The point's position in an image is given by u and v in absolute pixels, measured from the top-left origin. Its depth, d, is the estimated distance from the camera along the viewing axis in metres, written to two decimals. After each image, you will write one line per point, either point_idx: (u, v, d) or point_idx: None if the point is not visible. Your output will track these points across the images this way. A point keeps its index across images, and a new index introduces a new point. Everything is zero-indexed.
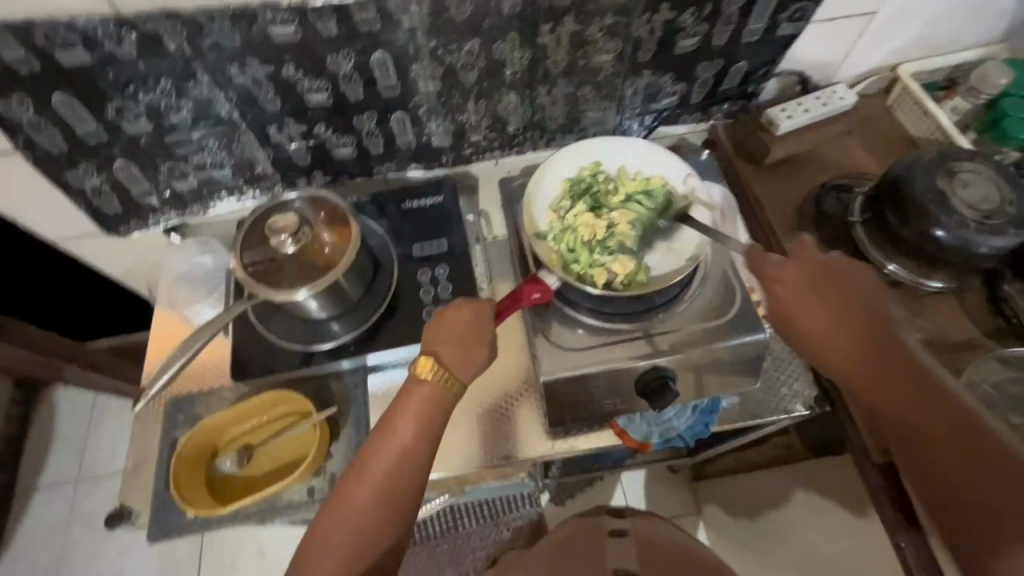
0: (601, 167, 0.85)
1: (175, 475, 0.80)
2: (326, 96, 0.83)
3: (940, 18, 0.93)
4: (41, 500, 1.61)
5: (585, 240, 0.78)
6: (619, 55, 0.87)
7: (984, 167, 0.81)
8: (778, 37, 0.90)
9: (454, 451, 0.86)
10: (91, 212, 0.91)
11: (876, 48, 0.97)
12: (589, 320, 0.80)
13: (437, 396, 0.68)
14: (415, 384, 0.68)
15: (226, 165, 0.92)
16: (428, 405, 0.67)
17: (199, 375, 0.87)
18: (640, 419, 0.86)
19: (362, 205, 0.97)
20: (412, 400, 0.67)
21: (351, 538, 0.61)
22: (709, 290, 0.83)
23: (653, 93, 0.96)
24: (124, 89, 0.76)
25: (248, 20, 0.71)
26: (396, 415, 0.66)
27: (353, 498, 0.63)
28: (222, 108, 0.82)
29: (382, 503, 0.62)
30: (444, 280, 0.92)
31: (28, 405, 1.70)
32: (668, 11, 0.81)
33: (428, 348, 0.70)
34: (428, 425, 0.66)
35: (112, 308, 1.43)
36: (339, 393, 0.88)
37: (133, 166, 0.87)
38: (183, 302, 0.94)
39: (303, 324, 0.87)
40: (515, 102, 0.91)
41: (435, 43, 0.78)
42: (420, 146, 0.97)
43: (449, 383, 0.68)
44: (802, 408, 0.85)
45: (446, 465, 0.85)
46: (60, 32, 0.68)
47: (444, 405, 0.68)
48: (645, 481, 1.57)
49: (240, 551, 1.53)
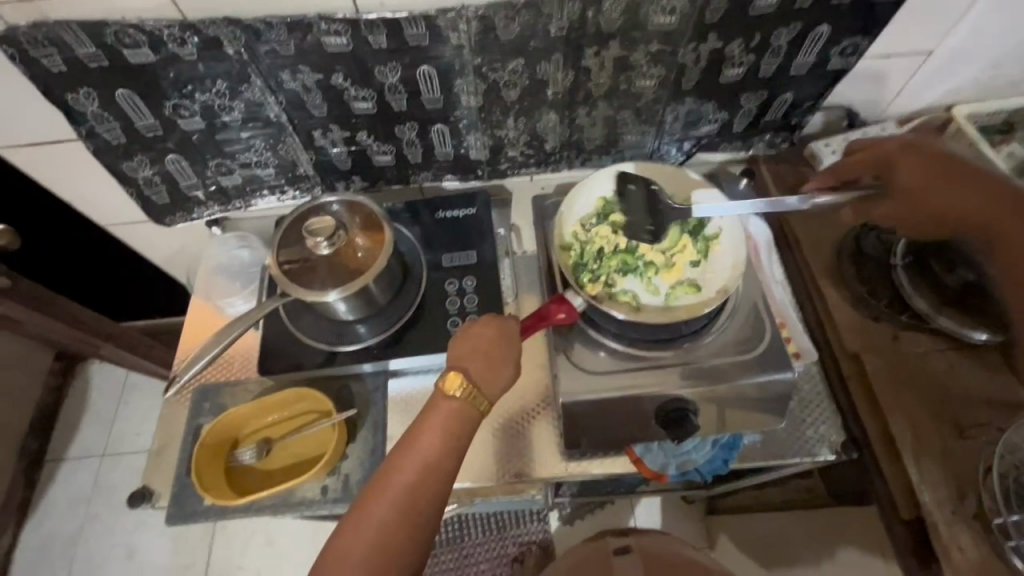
0: (636, 192, 0.85)
1: (197, 461, 0.82)
2: (371, 105, 0.86)
3: (1001, 61, 0.90)
4: (70, 470, 1.67)
5: (615, 267, 0.80)
6: (662, 81, 0.87)
7: None
8: (827, 72, 0.88)
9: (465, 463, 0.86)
10: (141, 201, 0.95)
11: (929, 87, 0.94)
12: (612, 343, 0.80)
13: (463, 412, 0.68)
14: (441, 399, 0.68)
15: (271, 165, 0.95)
16: (453, 420, 0.67)
17: (226, 367, 0.91)
18: (658, 449, 0.84)
19: (397, 212, 0.99)
20: (438, 414, 0.67)
21: (375, 551, 0.61)
22: (738, 323, 0.81)
23: (694, 120, 0.95)
24: (183, 88, 0.80)
25: (303, 29, 0.74)
26: (421, 428, 0.67)
27: (374, 510, 0.63)
28: (272, 110, 0.85)
29: (405, 514, 0.63)
30: (471, 291, 0.93)
31: (66, 376, 1.77)
32: (716, 40, 0.81)
33: (455, 362, 0.71)
34: (454, 440, 0.67)
35: (151, 290, 1.49)
36: (359, 396, 0.90)
37: (184, 160, 0.90)
38: (219, 294, 0.98)
39: (330, 323, 0.89)
40: (554, 121, 0.92)
41: (481, 60, 0.80)
42: (458, 158, 0.98)
43: (475, 399, 0.68)
44: (828, 454, 0.82)
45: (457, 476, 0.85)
46: (129, 33, 0.72)
47: (469, 422, 0.68)
48: (658, 510, 1.54)
49: (251, 537, 1.56)
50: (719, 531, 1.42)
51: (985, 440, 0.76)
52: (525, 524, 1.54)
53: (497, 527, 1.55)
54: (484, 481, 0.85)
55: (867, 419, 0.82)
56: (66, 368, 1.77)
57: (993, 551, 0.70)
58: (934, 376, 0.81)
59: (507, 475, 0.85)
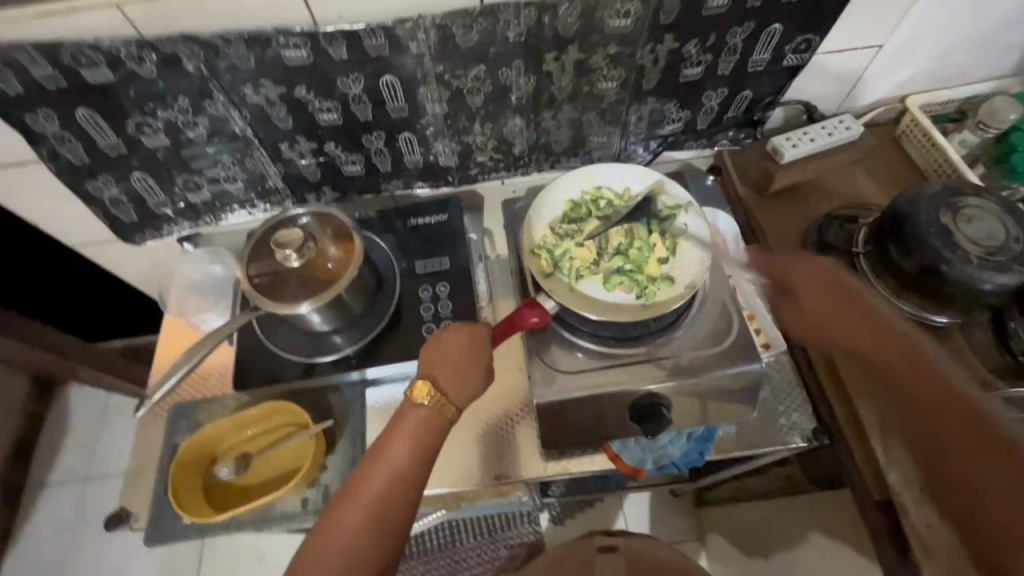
0: (602, 193, 0.86)
1: (173, 480, 0.81)
2: (336, 115, 0.86)
3: (949, 52, 0.93)
4: (50, 496, 1.64)
5: (589, 264, 0.80)
6: (624, 82, 0.88)
7: (990, 202, 0.81)
8: (783, 68, 0.90)
9: (446, 468, 0.86)
10: (108, 221, 0.94)
11: (883, 80, 0.97)
12: (587, 344, 0.81)
13: (433, 419, 0.68)
14: (411, 407, 0.69)
15: (239, 179, 0.95)
16: (423, 428, 0.68)
17: (203, 382, 0.91)
18: (635, 445, 0.85)
19: (369, 221, 1.00)
20: (407, 423, 0.68)
21: (343, 561, 0.62)
22: (706, 317, 0.82)
23: (658, 119, 0.97)
24: (145, 106, 0.79)
25: (262, 43, 0.74)
26: (390, 437, 0.67)
27: (342, 522, 0.63)
28: (237, 125, 0.85)
29: (374, 524, 0.63)
30: (445, 297, 0.93)
31: (43, 401, 1.74)
32: (673, 41, 0.83)
33: (425, 370, 0.71)
34: (424, 448, 0.67)
35: (128, 310, 1.47)
36: (336, 406, 0.89)
37: (150, 178, 0.90)
38: (192, 310, 0.97)
39: (306, 336, 0.89)
40: (520, 126, 0.93)
41: (443, 68, 0.81)
42: (428, 165, 0.99)
43: (445, 406, 0.69)
44: (800, 441, 0.84)
45: (440, 481, 0.85)
46: (85, 52, 0.71)
47: (439, 429, 0.68)
48: (647, 506, 1.55)
49: (239, 555, 1.54)
50: (707, 524, 1.44)
51: None
52: (516, 527, 1.54)
53: (488, 531, 1.55)
54: (465, 485, 0.85)
55: (836, 404, 0.84)
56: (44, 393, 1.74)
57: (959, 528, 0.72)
58: None
59: (488, 478, 0.85)
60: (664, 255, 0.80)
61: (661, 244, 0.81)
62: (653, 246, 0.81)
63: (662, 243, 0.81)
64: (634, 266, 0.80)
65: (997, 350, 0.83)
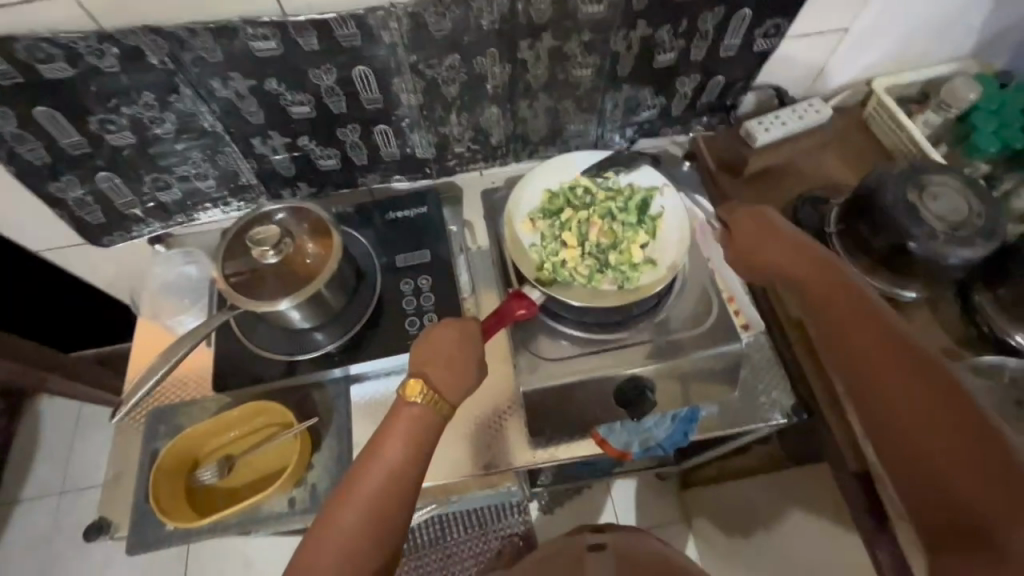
0: (581, 182, 0.86)
1: (155, 486, 0.79)
2: (309, 108, 0.84)
3: (911, 35, 0.96)
4: (25, 513, 1.59)
5: (571, 252, 0.80)
6: (598, 70, 0.88)
7: (954, 179, 0.83)
8: (754, 52, 0.92)
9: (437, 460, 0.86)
10: (74, 223, 0.91)
11: (850, 63, 0.99)
12: (571, 331, 0.82)
13: (427, 416, 0.68)
14: (404, 405, 0.68)
15: (211, 177, 0.93)
16: (417, 426, 0.68)
17: (182, 384, 0.88)
18: (621, 428, 0.86)
19: (347, 216, 0.98)
20: (400, 421, 0.67)
21: (343, 562, 0.61)
22: (687, 301, 0.84)
23: (633, 106, 0.98)
24: (108, 102, 0.77)
25: (229, 35, 0.72)
26: (384, 435, 0.67)
27: (340, 522, 0.62)
28: (206, 120, 0.83)
29: (369, 524, 0.63)
30: (428, 290, 0.93)
31: (12, 415, 1.68)
32: (645, 27, 0.83)
33: (416, 367, 0.71)
34: (417, 446, 0.67)
35: (98, 317, 1.43)
36: (321, 404, 0.88)
37: (117, 178, 0.87)
38: (166, 313, 0.95)
39: (287, 334, 0.88)
40: (496, 115, 0.93)
41: (416, 58, 0.80)
42: (404, 158, 0.98)
43: (438, 404, 0.69)
44: (780, 417, 0.86)
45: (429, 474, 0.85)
46: (42, 47, 0.68)
47: (433, 427, 0.68)
48: (635, 491, 1.57)
49: (226, 561, 1.51)
50: (694, 505, 1.46)
51: None
52: (507, 518, 1.55)
53: (479, 523, 1.55)
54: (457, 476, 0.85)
55: (814, 382, 0.86)
56: (12, 406, 1.68)
57: None
58: None
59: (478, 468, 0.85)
60: (643, 240, 0.81)
61: (640, 230, 0.82)
62: (634, 231, 0.82)
63: (640, 229, 0.82)
64: (613, 250, 0.81)
65: (965, 323, 0.86)
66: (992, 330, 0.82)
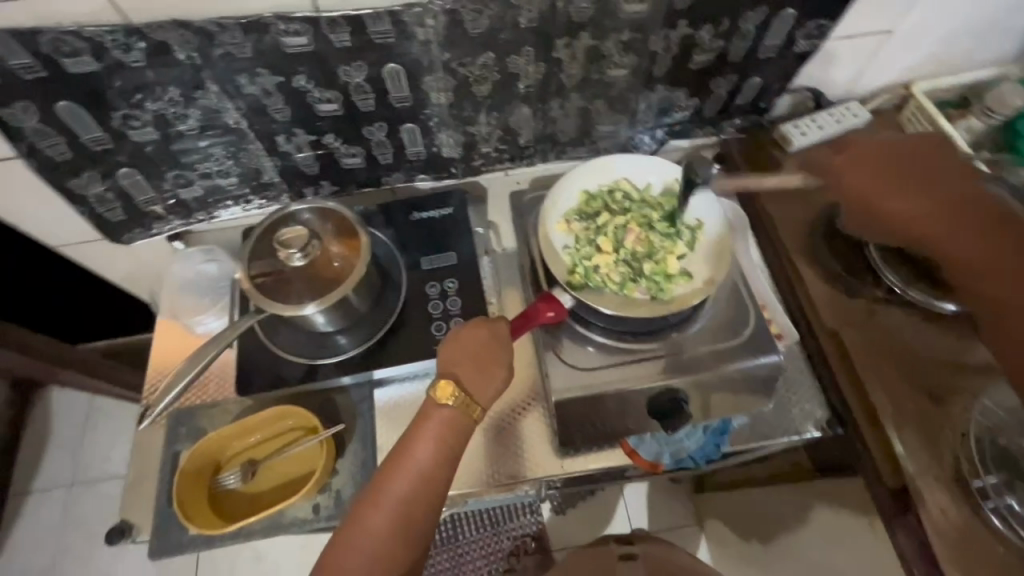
0: (620, 187, 0.84)
1: (178, 491, 0.78)
2: (337, 106, 0.82)
3: (956, 37, 0.93)
4: (36, 504, 1.59)
5: (605, 258, 0.78)
6: (634, 70, 0.86)
7: (1000, 189, 0.81)
8: (794, 54, 0.89)
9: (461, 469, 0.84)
10: (93, 220, 0.89)
11: (890, 66, 0.96)
12: (601, 338, 0.80)
13: (456, 420, 0.66)
14: (434, 408, 0.66)
15: (233, 174, 0.90)
16: (446, 430, 0.65)
17: (204, 390, 0.86)
18: (651, 439, 0.85)
19: (370, 216, 0.96)
20: (429, 425, 0.65)
21: (371, 561, 0.60)
22: (721, 310, 0.82)
23: (666, 107, 0.95)
24: (132, 97, 0.75)
25: (260, 30, 0.69)
26: (413, 438, 0.64)
27: (369, 525, 0.61)
28: (231, 117, 0.81)
29: (399, 529, 0.62)
30: (453, 293, 0.91)
31: (24, 406, 1.68)
32: (686, 27, 0.80)
33: (447, 369, 0.68)
34: (447, 450, 0.64)
35: (110, 311, 1.41)
36: (344, 408, 0.87)
37: (138, 174, 0.85)
38: (186, 312, 0.93)
39: (311, 336, 0.86)
40: (527, 115, 0.90)
41: (449, 56, 0.77)
42: (430, 157, 0.95)
43: (468, 408, 0.66)
44: (814, 430, 0.86)
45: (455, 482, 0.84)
46: (67, 40, 0.66)
47: (462, 431, 0.66)
48: (648, 494, 1.56)
49: (237, 557, 1.51)
50: (708, 509, 1.45)
51: (961, 407, 0.80)
52: (518, 519, 1.55)
53: (491, 523, 1.55)
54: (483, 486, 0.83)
55: (851, 393, 0.83)
56: (24, 397, 1.67)
57: (972, 512, 0.74)
58: (914, 350, 0.84)
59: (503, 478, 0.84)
60: (679, 249, 0.79)
61: (676, 238, 0.80)
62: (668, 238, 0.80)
63: (677, 238, 0.80)
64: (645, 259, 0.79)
65: None
66: None
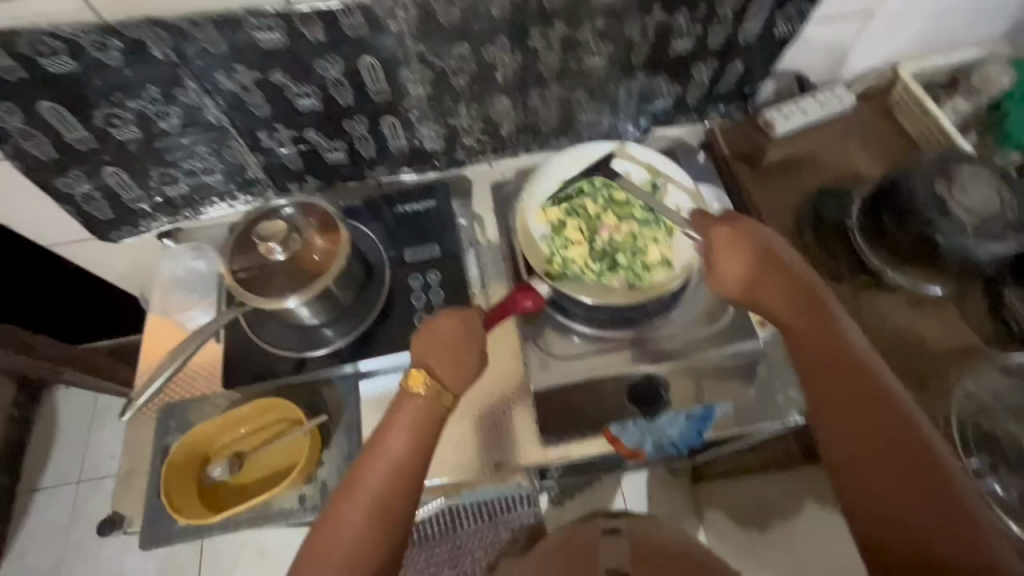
0: (597, 176, 0.84)
1: (166, 482, 0.79)
2: (315, 101, 0.83)
3: (942, 17, 0.91)
4: (44, 501, 1.62)
5: (582, 251, 0.79)
6: (612, 58, 0.86)
7: (985, 170, 0.80)
8: (775, 38, 0.88)
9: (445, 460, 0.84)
10: (82, 218, 0.91)
11: (875, 48, 0.95)
12: (582, 328, 0.81)
13: (430, 409, 0.66)
14: (406, 398, 0.67)
15: (217, 171, 0.91)
16: (420, 419, 0.66)
17: (191, 379, 0.88)
18: (633, 427, 0.81)
19: (355, 210, 0.97)
20: (403, 415, 0.66)
21: (348, 556, 0.59)
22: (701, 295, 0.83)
23: (648, 95, 0.95)
24: (112, 96, 0.76)
25: (233, 26, 0.70)
26: (388, 428, 0.66)
27: (346, 517, 0.61)
28: (211, 114, 0.82)
29: (375, 522, 0.61)
30: (437, 286, 0.91)
31: (29, 406, 1.71)
32: (661, 13, 0.80)
33: (418, 359, 0.69)
34: (420, 440, 0.65)
35: (111, 311, 1.44)
36: (331, 400, 0.88)
37: (124, 173, 0.86)
38: (176, 308, 0.94)
39: (297, 330, 0.87)
40: (507, 106, 0.90)
41: (424, 49, 0.78)
42: (413, 150, 0.96)
43: (441, 396, 0.67)
44: (799, 417, 0.83)
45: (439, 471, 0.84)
46: (45, 41, 0.67)
47: (436, 419, 0.67)
48: (646, 485, 1.56)
49: (239, 553, 1.53)
50: (706, 500, 1.45)
51: (944, 391, 0.80)
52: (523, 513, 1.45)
53: (490, 515, 1.56)
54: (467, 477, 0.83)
55: None
56: (31, 397, 1.71)
57: None
58: (895, 332, 0.84)
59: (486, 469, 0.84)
60: (656, 236, 0.80)
61: (653, 226, 0.80)
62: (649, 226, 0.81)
63: (654, 226, 0.80)
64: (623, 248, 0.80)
65: (993, 320, 0.83)
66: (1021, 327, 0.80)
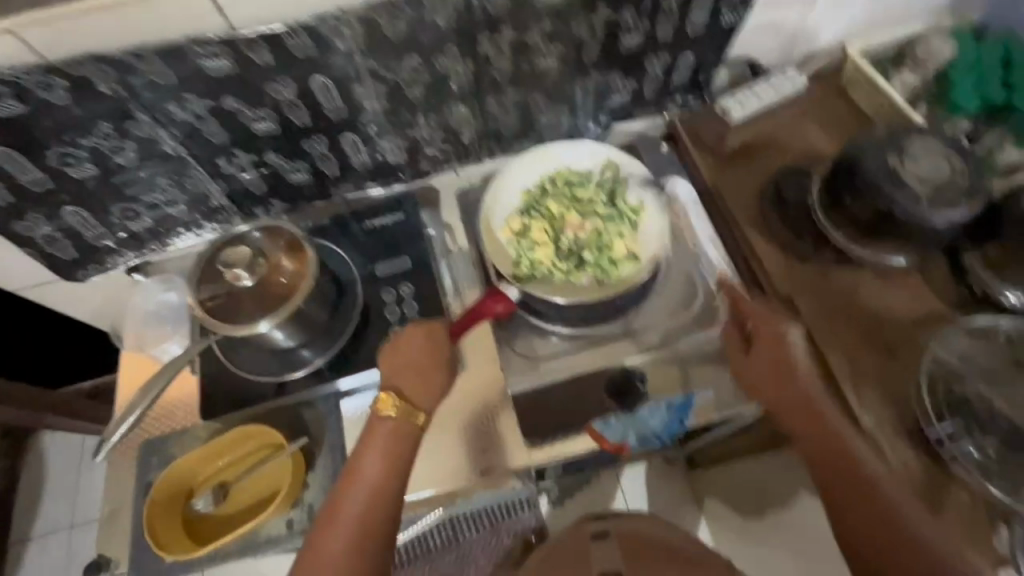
0: (558, 174, 0.85)
1: (150, 519, 0.79)
2: (272, 124, 0.82)
3: None
4: (38, 550, 1.59)
5: (547, 251, 0.80)
6: (563, 58, 0.86)
7: (935, 139, 0.81)
8: (722, 27, 0.89)
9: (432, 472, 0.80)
10: (45, 260, 0.89)
11: (822, 29, 0.97)
12: (557, 327, 0.83)
13: (402, 427, 0.67)
14: (379, 420, 0.67)
15: (181, 201, 0.91)
16: (394, 438, 0.66)
17: (167, 413, 0.87)
18: (616, 422, 0.80)
19: (323, 229, 0.97)
20: (377, 435, 0.66)
21: None
22: (670, 288, 0.86)
23: (604, 92, 0.96)
24: (63, 136, 0.75)
25: (179, 56, 0.70)
26: (363, 452, 0.65)
27: (325, 550, 0.61)
28: (168, 145, 0.81)
29: (355, 551, 0.61)
30: (410, 298, 0.91)
31: (15, 455, 1.68)
32: (607, 11, 0.81)
33: (389, 382, 0.70)
34: (394, 461, 0.65)
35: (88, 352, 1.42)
36: (313, 422, 0.87)
37: (84, 211, 0.86)
38: (149, 342, 0.94)
39: (273, 354, 0.86)
40: (465, 114, 0.91)
41: (375, 64, 0.78)
42: (376, 165, 0.96)
43: (411, 415, 0.68)
44: None
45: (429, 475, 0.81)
46: None
47: (409, 438, 0.67)
48: None
49: None
50: None
51: (915, 359, 0.81)
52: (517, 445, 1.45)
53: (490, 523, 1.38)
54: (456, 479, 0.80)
55: None
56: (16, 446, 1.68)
57: (938, 466, 0.75)
58: (864, 307, 0.85)
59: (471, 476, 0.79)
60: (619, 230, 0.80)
61: (616, 218, 0.81)
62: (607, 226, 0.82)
63: (617, 216, 0.81)
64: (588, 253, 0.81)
65: (957, 285, 0.85)
66: (984, 290, 0.81)
